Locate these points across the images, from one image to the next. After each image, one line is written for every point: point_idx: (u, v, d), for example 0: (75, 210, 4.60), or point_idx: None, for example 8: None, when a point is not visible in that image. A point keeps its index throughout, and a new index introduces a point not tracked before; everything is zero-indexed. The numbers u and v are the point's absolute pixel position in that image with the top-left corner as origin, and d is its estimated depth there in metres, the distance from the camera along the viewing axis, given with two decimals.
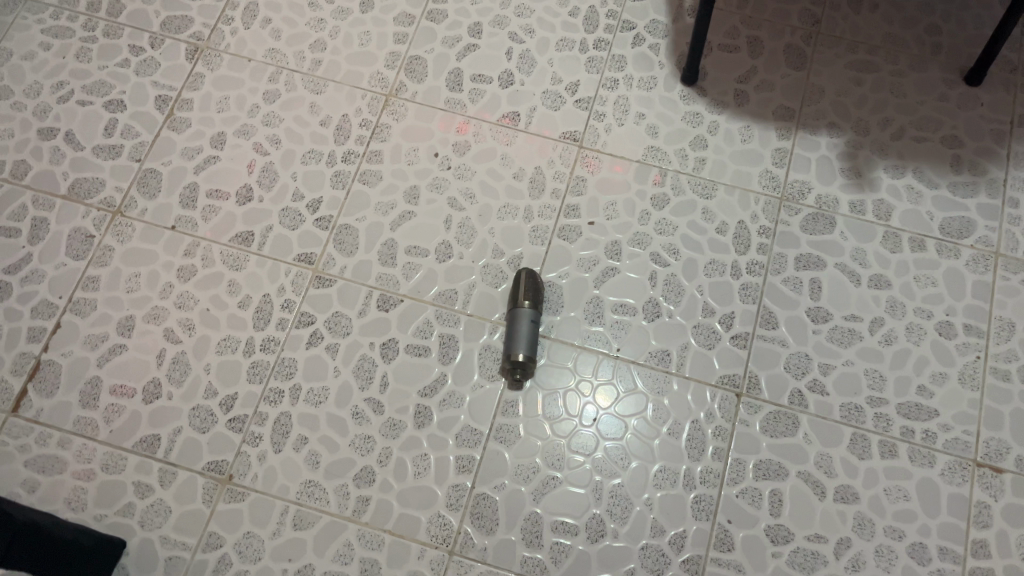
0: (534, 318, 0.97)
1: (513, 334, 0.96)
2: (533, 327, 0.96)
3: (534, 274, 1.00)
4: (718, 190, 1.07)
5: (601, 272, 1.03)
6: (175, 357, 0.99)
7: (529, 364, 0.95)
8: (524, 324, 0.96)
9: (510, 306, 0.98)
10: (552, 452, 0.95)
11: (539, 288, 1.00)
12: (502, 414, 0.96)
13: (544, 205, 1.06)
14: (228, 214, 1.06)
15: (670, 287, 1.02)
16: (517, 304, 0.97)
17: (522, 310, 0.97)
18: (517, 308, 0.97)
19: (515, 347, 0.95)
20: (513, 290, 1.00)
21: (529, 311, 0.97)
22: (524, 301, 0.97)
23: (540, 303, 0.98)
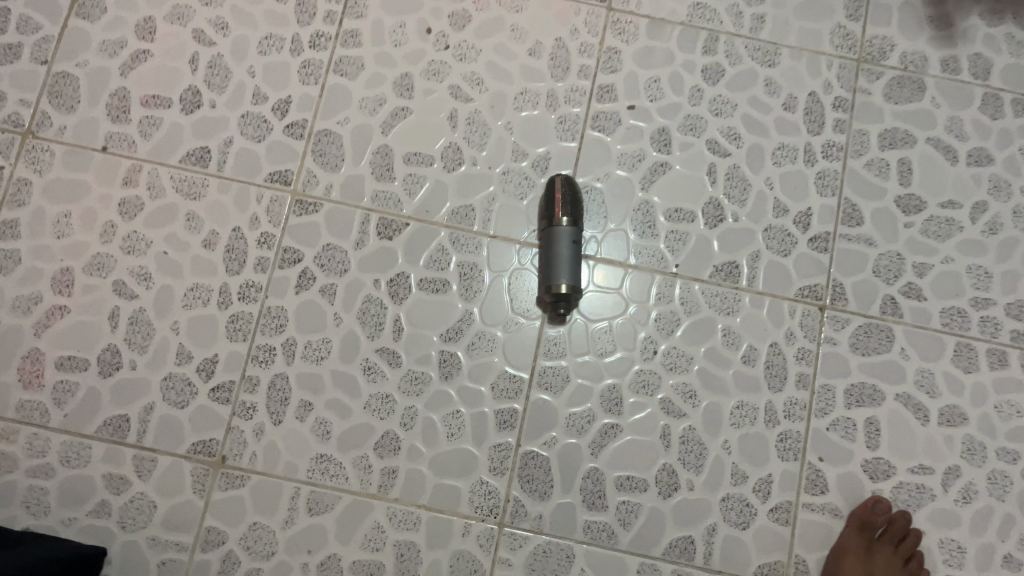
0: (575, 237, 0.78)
1: (551, 260, 0.78)
2: (574, 248, 0.78)
3: (569, 181, 0.81)
4: (782, 54, 0.87)
5: (647, 170, 0.84)
6: (133, 316, 0.79)
7: (574, 294, 0.77)
8: (563, 246, 0.78)
9: (544, 224, 0.80)
10: (607, 397, 0.79)
11: (577, 197, 0.81)
12: (544, 355, 0.80)
13: (571, 88, 0.86)
14: (172, 126, 0.83)
15: (733, 182, 0.84)
16: (552, 222, 0.79)
17: (559, 229, 0.78)
18: (553, 227, 0.78)
19: (556, 276, 0.77)
20: (545, 204, 0.81)
21: (569, 228, 0.78)
22: (560, 217, 0.78)
23: (580, 216, 0.80)
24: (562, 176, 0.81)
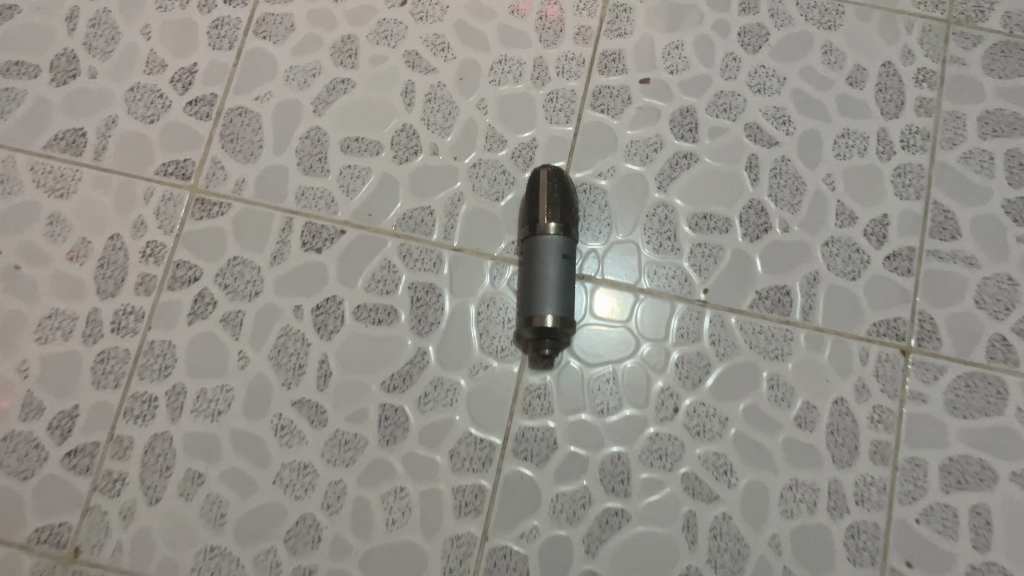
0: (567, 252, 0.57)
1: (533, 283, 0.57)
2: (565, 266, 0.57)
3: (559, 174, 0.60)
4: (844, 14, 0.66)
5: (666, 163, 0.63)
6: None
7: (564, 331, 0.56)
8: (550, 265, 0.56)
9: (525, 232, 0.59)
10: (609, 472, 0.58)
11: (571, 195, 0.59)
12: (523, 412, 0.58)
13: (565, 56, 0.65)
14: (39, 101, 0.63)
15: (781, 180, 0.63)
16: (535, 229, 0.58)
17: (545, 239, 0.57)
18: (537, 237, 0.57)
19: (538, 306, 0.56)
20: (527, 205, 0.59)
21: (558, 239, 0.57)
22: (546, 223, 0.57)
23: (574, 222, 0.59)
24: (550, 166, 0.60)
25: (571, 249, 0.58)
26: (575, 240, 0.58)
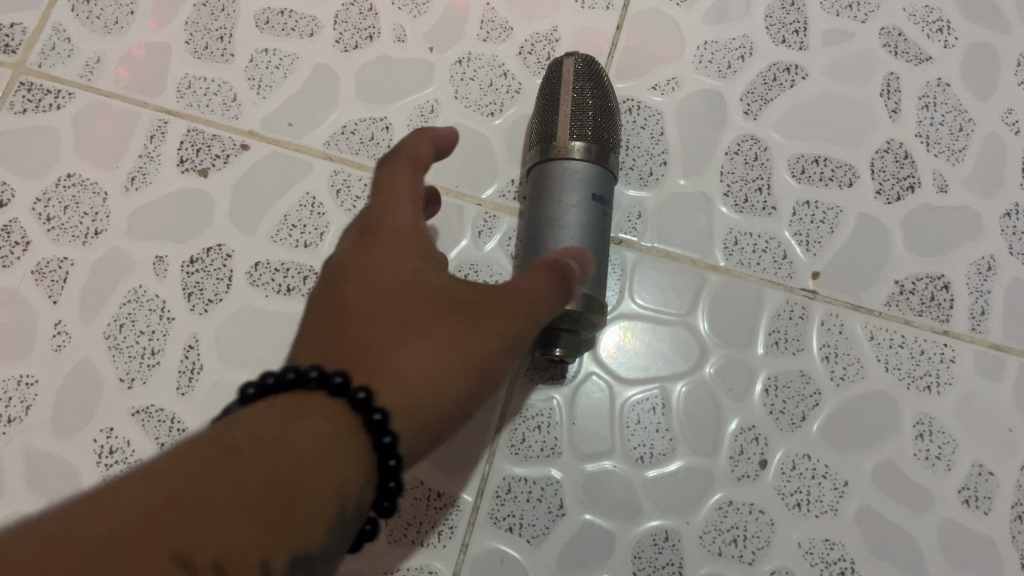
0: (599, 189, 0.34)
1: (539, 237, 0.34)
2: (594, 212, 0.34)
3: (592, 67, 0.37)
4: None
5: (756, 78, 0.41)
6: None
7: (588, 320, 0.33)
8: (570, 208, 0.34)
9: (531, 156, 0.36)
10: (647, 562, 0.35)
11: (610, 101, 0.37)
12: (511, 452, 0.36)
13: None
14: None
15: (937, 114, 0.40)
16: (547, 149, 0.35)
17: (565, 165, 0.34)
18: (550, 161, 0.34)
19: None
20: (539, 114, 0.37)
21: (587, 166, 0.34)
22: (568, 138, 0.34)
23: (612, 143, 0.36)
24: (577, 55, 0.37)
25: (607, 183, 0.35)
26: (614, 171, 0.35)
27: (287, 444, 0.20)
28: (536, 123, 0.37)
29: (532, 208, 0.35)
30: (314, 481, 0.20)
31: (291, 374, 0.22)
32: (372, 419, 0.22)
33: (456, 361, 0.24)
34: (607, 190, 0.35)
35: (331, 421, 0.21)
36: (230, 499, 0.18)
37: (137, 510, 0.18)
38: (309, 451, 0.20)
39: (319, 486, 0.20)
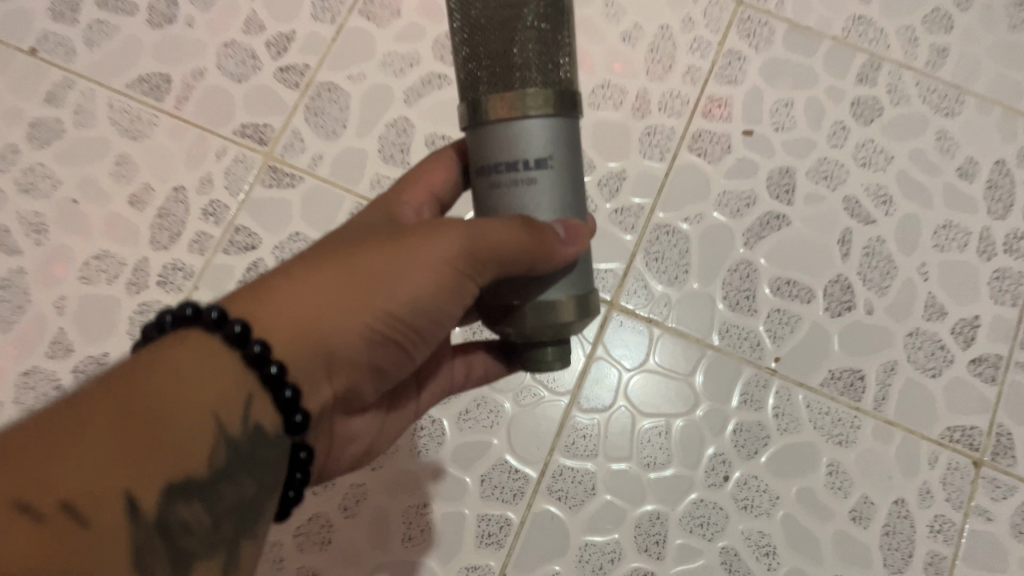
0: (552, 153, 0.38)
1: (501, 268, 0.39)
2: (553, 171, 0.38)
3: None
4: (966, 104, 0.63)
5: (755, 221, 0.60)
6: (9, 280, 0.57)
7: (573, 324, 0.39)
8: (535, 188, 0.38)
9: (464, 119, 0.39)
10: (644, 530, 0.55)
11: (546, 2, 0.38)
12: (564, 450, 0.56)
13: (670, 92, 0.63)
14: (130, 40, 0.61)
15: (874, 260, 0.60)
16: (477, 118, 0.38)
17: (502, 131, 0.37)
18: (483, 124, 0.38)
19: (524, 294, 0.38)
20: (471, 38, 0.38)
21: (540, 131, 0.37)
22: (500, 95, 0.37)
23: (551, 76, 0.38)
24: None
25: (560, 137, 0.38)
26: (571, 99, 0.38)
27: (156, 384, 0.31)
28: (472, 69, 0.39)
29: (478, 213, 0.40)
30: (180, 429, 0.31)
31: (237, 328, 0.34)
32: (272, 377, 0.35)
33: (363, 307, 0.38)
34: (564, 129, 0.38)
35: (229, 358, 0.34)
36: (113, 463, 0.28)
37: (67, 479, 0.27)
38: (183, 387, 0.32)
39: (193, 418, 0.32)
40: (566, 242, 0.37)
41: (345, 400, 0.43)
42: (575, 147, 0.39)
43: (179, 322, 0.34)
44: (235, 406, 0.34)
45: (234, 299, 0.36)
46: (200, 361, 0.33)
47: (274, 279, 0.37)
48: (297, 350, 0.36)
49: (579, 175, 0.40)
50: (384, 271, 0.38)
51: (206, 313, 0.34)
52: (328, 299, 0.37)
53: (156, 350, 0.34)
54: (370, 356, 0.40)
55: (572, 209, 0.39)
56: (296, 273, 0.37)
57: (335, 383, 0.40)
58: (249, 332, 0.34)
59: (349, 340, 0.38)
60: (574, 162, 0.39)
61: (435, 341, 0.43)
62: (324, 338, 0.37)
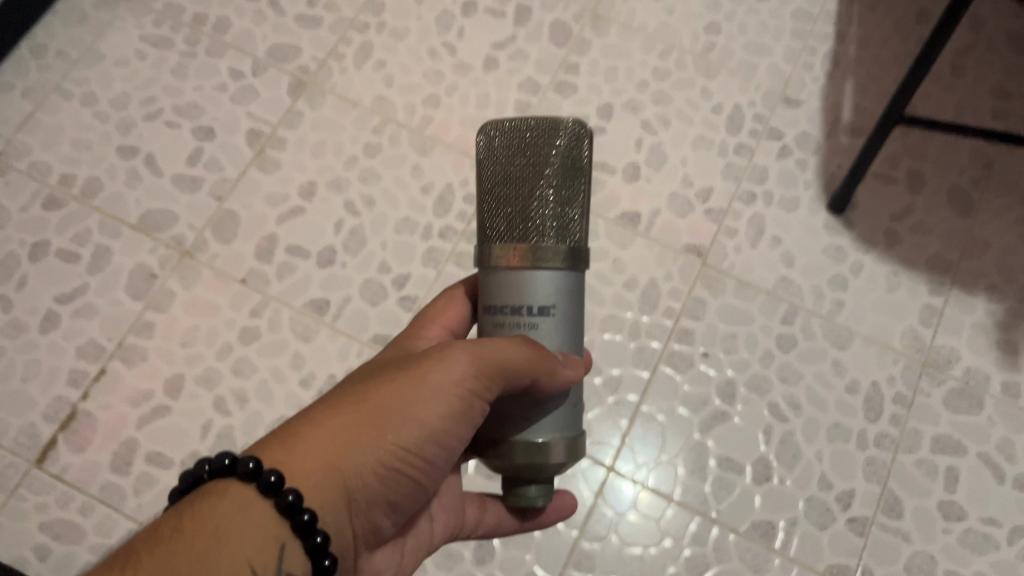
0: (555, 302, 0.52)
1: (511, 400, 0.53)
2: (554, 319, 0.52)
3: (526, 127, 0.54)
4: (854, 341, 0.94)
5: (708, 415, 0.91)
6: (222, 431, 0.89)
7: (562, 463, 0.53)
8: (541, 333, 0.52)
9: (487, 264, 0.53)
10: None
11: (562, 162, 0.54)
12: (574, 564, 0.86)
13: (654, 323, 0.94)
14: (305, 275, 0.95)
15: (786, 447, 0.90)
16: (495, 262, 0.52)
17: (513, 276, 0.52)
18: (500, 267, 0.52)
19: (526, 435, 0.52)
20: (496, 192, 0.54)
21: (546, 283, 0.51)
22: (515, 246, 0.52)
23: (564, 231, 0.53)
24: (511, 125, 0.54)
25: (562, 291, 0.52)
26: (580, 252, 0.53)
27: (209, 536, 0.44)
28: (496, 220, 0.54)
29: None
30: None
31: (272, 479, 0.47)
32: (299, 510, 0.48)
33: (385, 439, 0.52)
34: (567, 283, 0.52)
35: (265, 506, 0.48)
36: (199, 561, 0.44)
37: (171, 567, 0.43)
38: (227, 538, 0.45)
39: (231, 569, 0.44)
40: (562, 361, 0.52)
41: (370, 535, 0.57)
42: (573, 301, 0.53)
43: (222, 469, 0.48)
44: (270, 556, 0.47)
45: (266, 451, 0.50)
46: (244, 510, 0.47)
47: (306, 430, 0.51)
48: (321, 479, 0.49)
49: (574, 326, 0.54)
50: (384, 399, 0.53)
51: (240, 463, 0.48)
52: (350, 421, 0.52)
53: (208, 489, 0.49)
54: (385, 490, 0.54)
55: (569, 344, 0.54)
56: (323, 423, 0.51)
57: (352, 507, 0.52)
58: (280, 483, 0.47)
59: (368, 469, 0.51)
60: (572, 313, 0.53)
61: (445, 464, 0.57)
62: (345, 469, 0.50)
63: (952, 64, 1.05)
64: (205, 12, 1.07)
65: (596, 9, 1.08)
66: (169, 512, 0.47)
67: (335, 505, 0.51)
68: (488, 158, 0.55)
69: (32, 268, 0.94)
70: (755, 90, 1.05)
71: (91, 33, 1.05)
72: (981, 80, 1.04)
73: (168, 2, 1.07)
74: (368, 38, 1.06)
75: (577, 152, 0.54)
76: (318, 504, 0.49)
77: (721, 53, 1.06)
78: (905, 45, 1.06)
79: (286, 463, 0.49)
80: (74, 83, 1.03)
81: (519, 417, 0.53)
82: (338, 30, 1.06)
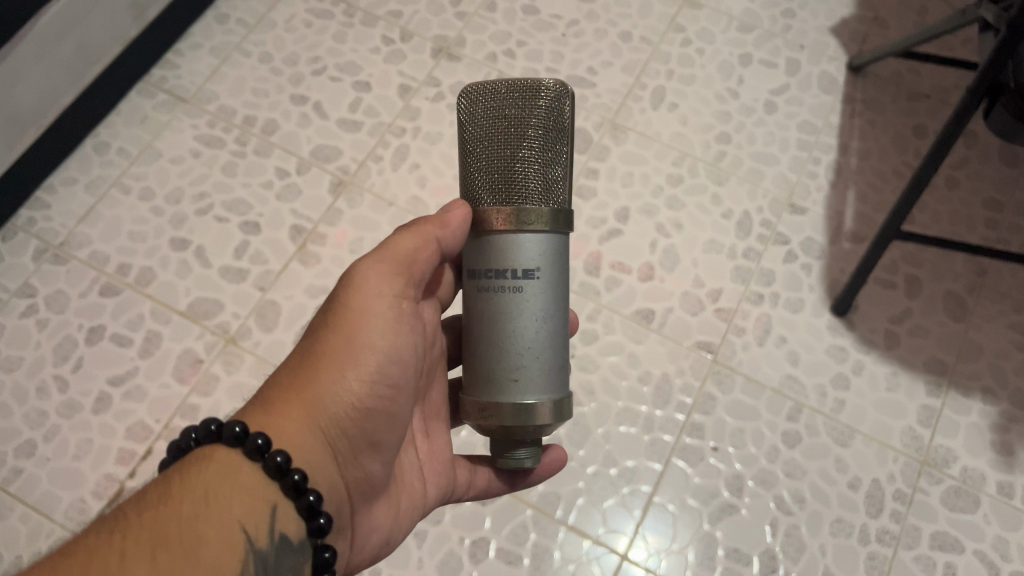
0: (539, 266, 0.57)
1: (500, 362, 0.58)
2: (541, 281, 0.58)
3: (507, 89, 0.59)
4: (855, 438, 0.99)
5: (717, 507, 0.96)
6: None
7: (550, 423, 0.58)
8: (530, 295, 0.57)
9: (475, 227, 0.59)
10: None
11: (545, 123, 0.59)
12: None
13: (666, 417, 1.00)
14: None
15: (791, 540, 0.95)
16: (483, 227, 0.58)
17: (501, 239, 0.57)
18: (489, 230, 0.58)
19: (516, 394, 0.57)
20: (481, 152, 0.60)
21: (529, 247, 0.57)
22: (502, 209, 0.57)
23: (548, 192, 0.59)
24: (491, 88, 0.59)
25: (544, 253, 0.57)
26: (563, 213, 0.59)
27: (199, 500, 0.49)
28: (486, 183, 0.59)
29: (474, 322, 0.59)
30: (210, 540, 0.48)
31: (258, 443, 0.53)
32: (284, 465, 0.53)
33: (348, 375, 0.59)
34: (549, 243, 0.58)
35: (254, 469, 0.53)
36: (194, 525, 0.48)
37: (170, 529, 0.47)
38: (215, 503, 0.50)
39: (221, 532, 0.49)
40: (551, 313, 0.58)
41: (363, 483, 0.62)
42: (557, 262, 0.59)
43: (209, 436, 0.54)
44: (261, 514, 0.52)
45: (254, 421, 0.55)
46: (231, 474, 0.52)
47: (282, 397, 0.58)
48: (297, 428, 0.56)
49: (559, 284, 0.59)
50: (345, 347, 0.60)
51: (227, 429, 0.53)
52: (319, 372, 0.59)
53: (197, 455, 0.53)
54: (365, 430, 0.60)
55: (555, 301, 0.59)
56: (288, 383, 0.59)
57: (336, 447, 0.59)
58: (266, 445, 0.53)
59: (343, 397, 0.59)
60: (557, 274, 0.59)
61: (409, 393, 0.64)
62: (320, 404, 0.58)
63: (947, 176, 1.10)
64: (255, 115, 1.16)
65: (615, 118, 1.16)
66: (159, 479, 0.51)
67: (318, 449, 0.57)
68: (471, 120, 0.60)
69: (88, 352, 1.02)
70: (763, 196, 1.12)
71: (150, 133, 1.15)
72: (977, 188, 1.10)
73: (220, 105, 1.17)
74: (403, 142, 1.15)
75: (559, 112, 0.59)
76: (301, 450, 0.56)
77: (731, 161, 1.14)
78: (904, 158, 1.14)
79: (268, 425, 0.55)
80: (133, 178, 1.12)
81: (503, 384, 0.58)
82: (376, 134, 1.15)
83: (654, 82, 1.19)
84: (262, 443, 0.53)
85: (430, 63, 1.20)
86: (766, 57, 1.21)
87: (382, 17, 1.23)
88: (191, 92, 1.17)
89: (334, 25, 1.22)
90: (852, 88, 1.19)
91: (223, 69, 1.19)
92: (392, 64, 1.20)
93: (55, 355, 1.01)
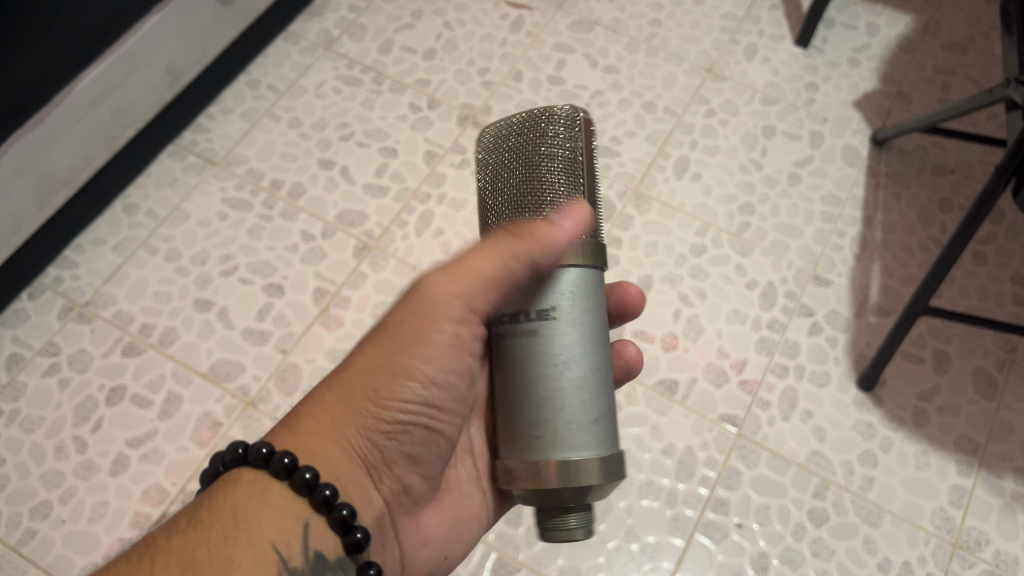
0: (574, 304, 0.54)
1: (541, 418, 0.54)
2: (579, 327, 0.54)
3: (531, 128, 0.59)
4: (885, 518, 0.97)
5: None
6: None
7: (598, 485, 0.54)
8: (563, 338, 0.54)
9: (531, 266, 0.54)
10: None
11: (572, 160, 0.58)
12: None
13: (689, 491, 0.98)
14: None
15: None
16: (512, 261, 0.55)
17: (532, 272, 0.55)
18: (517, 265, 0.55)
19: (557, 457, 0.54)
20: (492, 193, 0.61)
21: (565, 281, 0.55)
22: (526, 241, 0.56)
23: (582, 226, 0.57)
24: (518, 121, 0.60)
25: (583, 290, 0.55)
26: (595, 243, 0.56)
27: (230, 520, 0.51)
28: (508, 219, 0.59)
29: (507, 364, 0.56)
30: (241, 560, 0.49)
31: (280, 459, 0.54)
32: (312, 483, 0.54)
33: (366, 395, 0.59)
34: (586, 280, 0.55)
35: (283, 487, 0.54)
36: (225, 543, 0.50)
37: (198, 548, 0.49)
38: (246, 523, 0.51)
39: (252, 549, 0.50)
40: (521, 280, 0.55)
41: (399, 493, 0.63)
42: (595, 301, 0.56)
43: (235, 460, 0.54)
44: (294, 533, 0.53)
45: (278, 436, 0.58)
46: (261, 495, 0.53)
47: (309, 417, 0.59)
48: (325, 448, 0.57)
49: (597, 329, 0.56)
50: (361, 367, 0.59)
51: (252, 450, 0.54)
52: (340, 394, 0.59)
53: (223, 479, 0.54)
54: (391, 438, 0.60)
55: (596, 346, 0.56)
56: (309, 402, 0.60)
57: (365, 457, 0.60)
58: (295, 464, 0.54)
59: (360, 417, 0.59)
60: (599, 309, 0.56)
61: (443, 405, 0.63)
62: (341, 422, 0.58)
63: (974, 252, 1.10)
64: (282, 178, 1.18)
65: (638, 187, 1.17)
66: (191, 504, 0.53)
67: (351, 466, 0.59)
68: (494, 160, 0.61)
69: (108, 412, 1.01)
70: (787, 267, 1.12)
71: (179, 196, 1.16)
72: (1005, 264, 1.09)
73: (249, 168, 1.18)
74: (428, 208, 1.16)
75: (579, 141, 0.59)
76: (325, 460, 0.57)
77: (755, 232, 1.14)
78: (930, 232, 1.13)
79: (295, 444, 0.57)
80: (160, 239, 1.13)
81: (544, 446, 0.54)
82: (401, 200, 1.16)
83: (678, 152, 1.20)
84: (287, 462, 0.54)
85: (457, 131, 1.21)
86: (789, 129, 1.22)
87: (411, 85, 1.25)
88: (221, 155, 1.19)
89: (363, 91, 1.25)
90: (876, 161, 1.19)
91: (253, 133, 1.21)
92: (419, 132, 1.21)
93: (74, 416, 1.01)
